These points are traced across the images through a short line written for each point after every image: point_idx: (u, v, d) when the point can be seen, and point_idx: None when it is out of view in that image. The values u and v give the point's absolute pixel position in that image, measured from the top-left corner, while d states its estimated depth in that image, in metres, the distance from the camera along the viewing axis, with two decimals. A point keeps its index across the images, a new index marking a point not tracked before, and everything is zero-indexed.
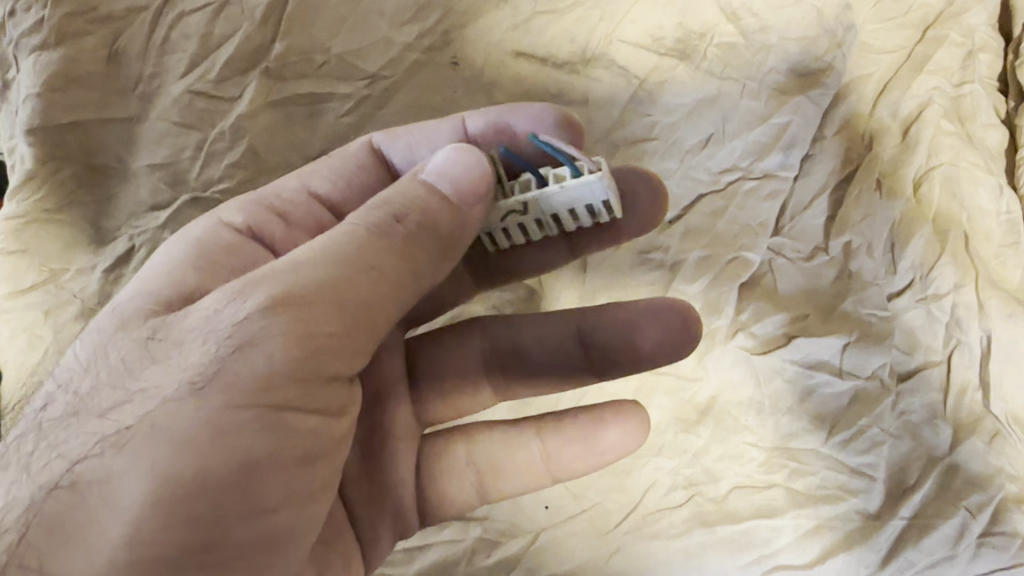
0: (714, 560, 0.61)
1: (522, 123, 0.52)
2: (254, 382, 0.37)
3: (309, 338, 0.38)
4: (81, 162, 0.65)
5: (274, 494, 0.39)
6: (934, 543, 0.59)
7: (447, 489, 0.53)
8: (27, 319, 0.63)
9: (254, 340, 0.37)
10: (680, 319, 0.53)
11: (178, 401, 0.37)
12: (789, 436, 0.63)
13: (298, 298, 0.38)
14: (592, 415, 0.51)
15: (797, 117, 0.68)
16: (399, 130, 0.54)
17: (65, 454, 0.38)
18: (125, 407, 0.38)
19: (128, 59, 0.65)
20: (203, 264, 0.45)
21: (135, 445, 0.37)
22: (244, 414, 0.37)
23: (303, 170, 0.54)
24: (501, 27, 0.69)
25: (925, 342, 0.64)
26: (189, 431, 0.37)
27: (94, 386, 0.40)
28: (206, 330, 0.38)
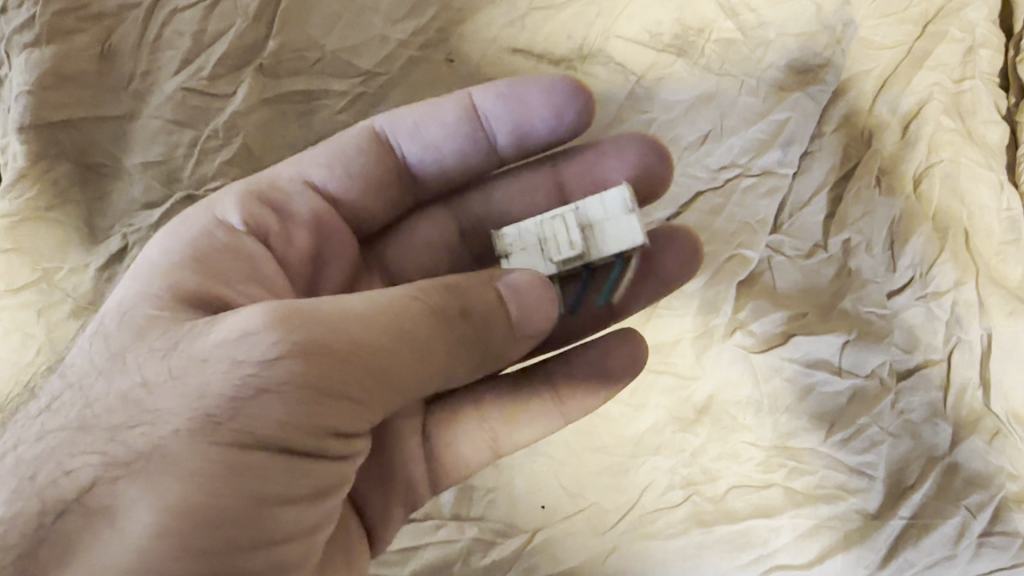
0: (711, 560, 0.60)
1: (533, 99, 0.52)
2: (276, 426, 0.37)
3: (336, 406, 0.38)
4: (74, 160, 0.65)
5: (279, 536, 0.39)
6: (934, 543, 0.59)
7: (464, 453, 0.54)
8: (20, 317, 0.63)
9: (280, 395, 0.36)
10: (687, 242, 0.55)
11: (192, 434, 0.37)
12: (787, 435, 0.63)
13: (333, 365, 0.37)
14: (598, 348, 0.53)
15: (795, 113, 0.68)
16: (402, 113, 0.53)
17: (75, 472, 0.37)
18: (135, 431, 0.37)
19: (121, 56, 0.65)
20: (209, 268, 0.44)
21: (148, 471, 0.37)
22: (261, 457, 0.37)
23: (299, 158, 0.53)
24: (498, 24, 0.69)
25: (925, 341, 0.63)
26: (205, 467, 0.37)
27: (103, 394, 0.38)
28: (224, 362, 0.37)
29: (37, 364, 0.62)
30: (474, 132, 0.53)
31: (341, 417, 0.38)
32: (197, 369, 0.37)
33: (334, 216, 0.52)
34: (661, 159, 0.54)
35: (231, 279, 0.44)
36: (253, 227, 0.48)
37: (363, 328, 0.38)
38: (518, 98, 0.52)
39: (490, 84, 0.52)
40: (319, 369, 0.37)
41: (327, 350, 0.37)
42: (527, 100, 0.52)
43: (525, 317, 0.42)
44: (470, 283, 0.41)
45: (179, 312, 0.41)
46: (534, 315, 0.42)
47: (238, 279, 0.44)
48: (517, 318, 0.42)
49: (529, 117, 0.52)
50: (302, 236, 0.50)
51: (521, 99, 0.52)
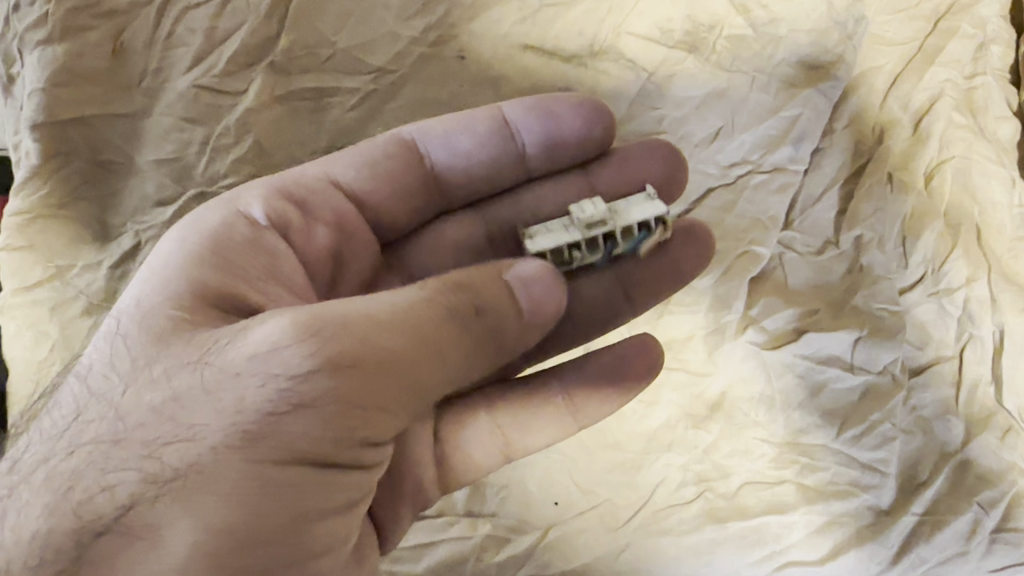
0: (725, 555, 0.60)
1: (565, 112, 0.54)
2: (310, 444, 0.37)
3: (370, 418, 0.38)
4: (87, 158, 0.65)
5: (315, 549, 0.40)
6: (947, 539, 0.59)
7: (474, 456, 0.53)
8: (33, 314, 0.63)
9: (317, 411, 0.37)
10: (705, 238, 0.55)
11: (230, 451, 0.37)
12: (799, 431, 0.63)
13: (366, 377, 0.38)
14: (613, 355, 0.54)
15: (807, 109, 0.68)
16: (430, 123, 0.54)
17: (112, 488, 0.37)
18: (173, 447, 0.37)
19: (134, 53, 0.65)
20: (231, 270, 0.43)
21: (187, 490, 0.37)
22: (299, 473, 0.38)
23: (324, 158, 0.53)
24: (510, 20, 0.68)
25: (937, 336, 0.63)
26: (245, 485, 0.37)
27: (134, 407, 0.38)
28: (258, 378, 0.37)
29: (51, 361, 0.62)
30: (504, 140, 0.54)
31: (372, 429, 0.39)
32: (231, 384, 0.37)
33: (357, 217, 0.52)
34: (676, 163, 0.56)
35: (252, 277, 0.44)
36: (274, 225, 0.47)
37: (389, 335, 0.38)
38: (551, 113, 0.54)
39: (519, 99, 0.55)
40: (352, 382, 0.37)
41: (356, 362, 0.37)
42: (559, 113, 0.54)
43: (535, 309, 0.43)
44: (477, 279, 0.42)
45: (201, 319, 0.41)
46: (542, 305, 0.43)
47: (260, 280, 0.44)
48: (528, 310, 0.43)
49: (561, 131, 0.54)
50: (322, 234, 0.50)
51: (554, 112, 0.54)
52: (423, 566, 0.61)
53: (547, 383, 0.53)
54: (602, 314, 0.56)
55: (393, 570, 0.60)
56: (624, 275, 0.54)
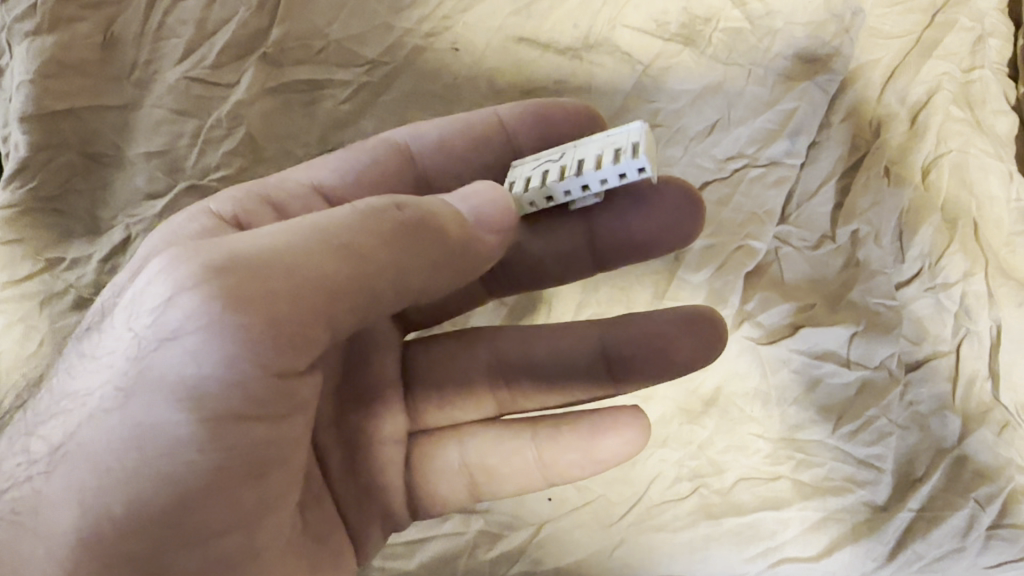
0: (719, 552, 0.60)
1: (563, 118, 0.53)
2: (185, 386, 0.36)
3: (263, 346, 0.36)
4: (77, 150, 0.64)
5: (210, 523, 0.38)
6: (943, 535, 0.59)
7: (438, 488, 0.53)
8: (22, 309, 0.62)
9: (180, 343, 0.36)
10: (712, 331, 0.53)
11: (105, 406, 0.38)
12: (795, 427, 0.62)
13: (246, 286, 0.35)
14: (591, 425, 0.50)
15: (803, 103, 0.67)
16: (425, 126, 0.54)
17: (20, 468, 0.41)
18: (62, 420, 0.40)
19: (124, 44, 0.64)
20: (173, 257, 0.44)
21: (71, 453, 0.39)
22: (161, 423, 0.36)
23: (312, 163, 0.52)
24: (503, 12, 0.68)
25: (933, 332, 0.63)
26: (113, 439, 0.37)
27: (62, 391, 0.41)
28: (131, 328, 0.38)
29: (40, 356, 0.61)
30: (500, 150, 0.53)
31: (257, 358, 0.36)
32: (116, 343, 0.39)
33: None
34: (693, 200, 0.52)
35: None
36: (241, 223, 0.47)
37: (262, 246, 0.36)
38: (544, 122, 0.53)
39: (516, 103, 0.54)
40: (206, 301, 0.35)
41: (233, 270, 0.35)
42: (559, 129, 0.53)
43: (478, 215, 0.40)
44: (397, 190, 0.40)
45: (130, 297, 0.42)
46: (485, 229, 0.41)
47: None
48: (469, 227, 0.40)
49: (557, 131, 0.53)
50: None
51: (552, 125, 0.53)
52: (416, 562, 0.60)
53: (523, 433, 0.51)
54: (577, 380, 0.54)
55: (385, 566, 0.60)
56: (606, 344, 0.53)
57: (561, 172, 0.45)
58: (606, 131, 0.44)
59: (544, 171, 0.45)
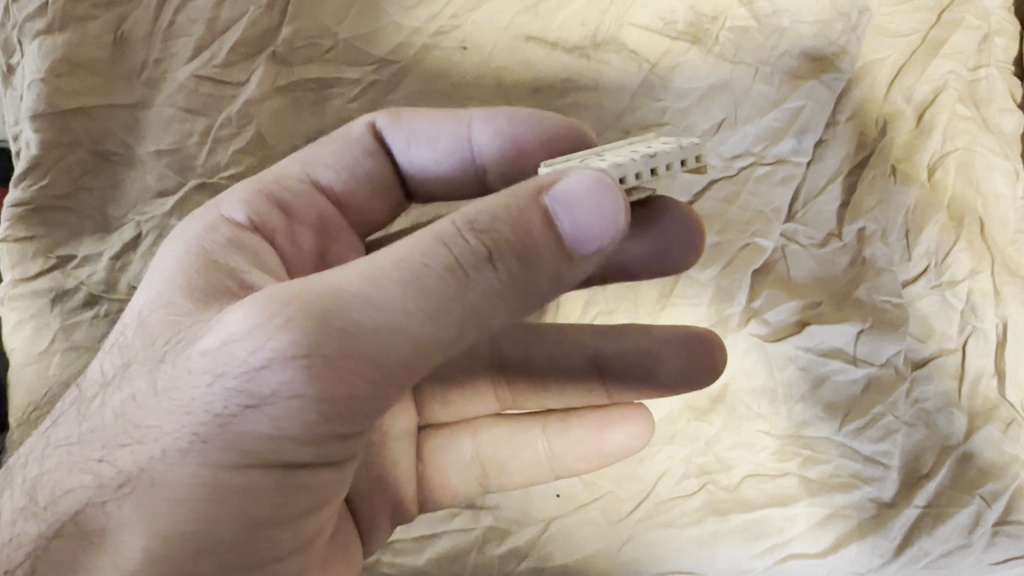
0: (726, 548, 0.60)
1: (530, 145, 0.51)
2: (262, 446, 0.36)
3: (337, 414, 0.36)
4: (87, 149, 0.64)
5: (273, 552, 0.40)
6: (948, 531, 0.59)
7: (450, 479, 0.54)
8: (35, 306, 0.63)
9: (270, 410, 0.35)
10: (713, 354, 0.54)
11: (180, 454, 0.37)
12: (802, 424, 0.63)
13: (329, 364, 0.34)
14: (601, 418, 0.53)
15: (810, 101, 0.68)
16: (402, 117, 0.52)
17: (71, 492, 0.38)
18: (127, 450, 0.37)
19: (134, 43, 0.65)
20: (222, 271, 0.42)
21: (139, 493, 0.37)
22: (245, 480, 0.37)
23: (304, 155, 0.53)
24: (511, 11, 0.68)
25: (939, 330, 0.63)
26: (193, 490, 0.37)
27: (101, 411, 0.39)
28: (210, 376, 0.36)
29: (53, 352, 0.62)
30: (463, 164, 0.52)
31: (334, 422, 0.36)
32: (186, 381, 0.37)
33: (338, 217, 0.52)
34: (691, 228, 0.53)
35: (240, 267, 0.43)
36: (256, 226, 0.47)
37: (361, 312, 0.34)
38: (513, 144, 0.51)
39: (492, 110, 0.51)
40: (306, 378, 0.34)
41: (317, 346, 0.34)
42: (523, 145, 0.51)
43: (577, 239, 0.36)
44: (499, 213, 0.35)
45: (189, 310, 0.40)
46: (589, 250, 0.36)
47: (246, 267, 0.44)
48: (570, 252, 0.36)
49: (521, 159, 0.51)
50: (306, 237, 0.50)
51: (519, 148, 0.51)
52: (424, 559, 0.61)
53: (534, 427, 0.54)
54: (567, 382, 0.55)
55: (394, 561, 0.61)
56: (599, 352, 0.54)
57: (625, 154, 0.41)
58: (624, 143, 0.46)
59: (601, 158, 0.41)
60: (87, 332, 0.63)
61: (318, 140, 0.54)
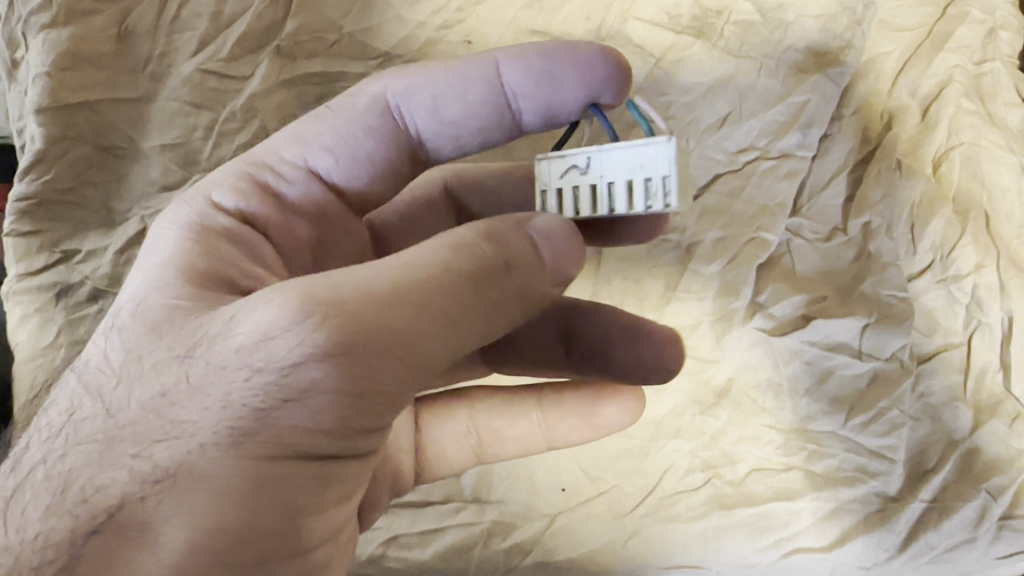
0: (732, 542, 0.60)
1: (566, 78, 0.46)
2: (297, 439, 0.34)
3: (368, 409, 0.35)
4: (92, 143, 0.64)
5: (308, 543, 0.38)
6: (954, 526, 0.59)
7: (447, 450, 0.55)
8: (39, 300, 0.62)
9: (305, 405, 0.34)
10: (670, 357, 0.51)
11: (219, 447, 0.34)
12: (807, 418, 0.62)
13: (363, 360, 0.33)
14: (592, 391, 0.52)
15: (816, 95, 0.67)
16: (416, 79, 0.48)
17: (106, 487, 0.34)
18: (162, 446, 0.34)
19: (138, 38, 0.65)
20: (224, 258, 0.41)
21: (181, 486, 0.34)
22: (291, 469, 0.35)
23: (300, 133, 0.49)
24: (515, 6, 0.68)
25: (945, 323, 0.63)
26: (235, 483, 0.34)
27: (124, 402, 0.36)
28: (246, 369, 0.34)
29: (58, 346, 0.62)
30: (497, 113, 0.48)
31: (363, 418, 0.35)
32: (218, 374, 0.34)
33: (335, 205, 0.50)
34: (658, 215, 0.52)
35: (234, 261, 0.41)
36: (247, 218, 0.45)
37: (393, 313, 0.34)
38: (548, 80, 0.47)
39: (517, 47, 0.48)
40: (342, 376, 0.33)
41: (352, 341, 0.33)
42: (560, 80, 0.47)
43: (559, 264, 0.38)
44: (507, 229, 0.37)
45: (194, 300, 0.38)
46: (565, 274, 0.38)
47: (243, 259, 0.42)
48: (555, 277, 0.38)
49: (560, 98, 0.47)
50: (302, 226, 0.48)
51: (558, 82, 0.47)
52: (430, 553, 0.61)
53: (528, 398, 0.53)
54: (537, 354, 0.54)
55: (400, 556, 0.61)
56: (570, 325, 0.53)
57: (595, 198, 0.39)
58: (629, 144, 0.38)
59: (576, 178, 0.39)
60: (91, 325, 0.63)
61: (311, 113, 0.49)
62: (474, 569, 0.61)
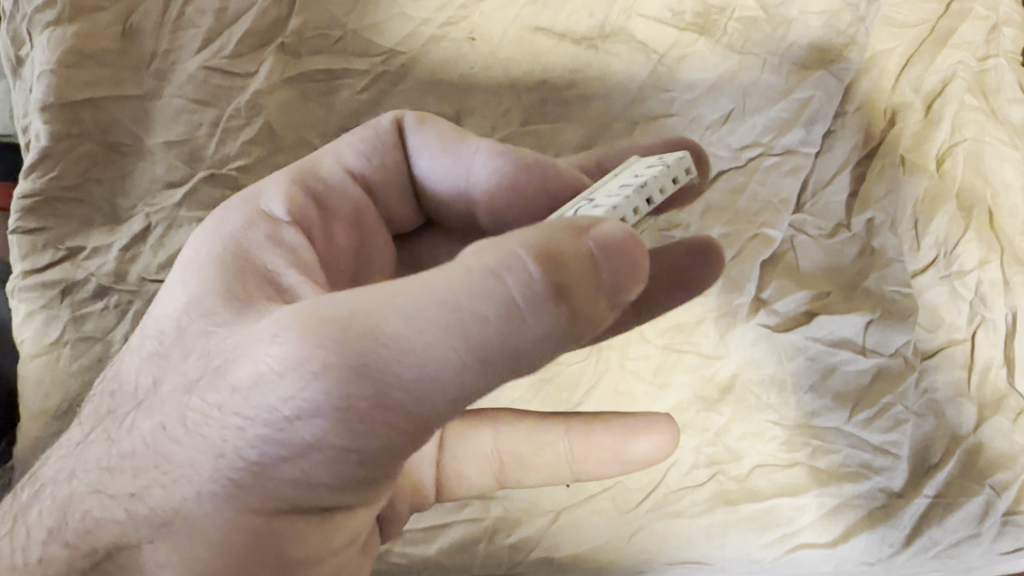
0: (736, 538, 0.60)
1: (525, 193, 0.50)
2: (291, 486, 0.37)
3: (362, 464, 0.36)
4: (97, 140, 0.64)
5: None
6: (959, 521, 0.59)
7: (466, 470, 0.55)
8: (45, 297, 0.63)
9: (298, 459, 0.36)
10: (711, 253, 0.51)
11: (214, 497, 0.38)
12: (811, 414, 0.62)
13: (358, 418, 0.34)
14: (623, 426, 0.51)
15: (819, 91, 0.67)
16: (431, 125, 0.52)
17: (101, 525, 0.40)
18: (157, 488, 0.38)
19: (143, 35, 0.65)
20: (257, 276, 0.42)
21: (175, 534, 0.38)
22: (286, 518, 0.39)
23: (336, 143, 0.52)
24: (518, 3, 0.68)
25: (948, 320, 0.63)
26: (226, 531, 0.38)
27: (131, 430, 0.40)
28: (241, 420, 0.36)
29: (63, 342, 0.62)
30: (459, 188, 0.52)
31: (359, 469, 0.37)
32: (218, 420, 0.37)
33: (371, 208, 0.52)
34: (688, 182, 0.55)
35: (270, 275, 0.42)
36: (300, 221, 0.46)
37: (393, 363, 0.33)
38: (508, 188, 0.51)
39: (512, 151, 0.51)
40: (335, 434, 0.35)
41: (351, 396, 0.34)
42: (520, 193, 0.50)
43: (619, 282, 0.34)
44: (563, 245, 0.33)
45: (223, 325, 0.39)
46: (632, 291, 0.34)
47: (276, 274, 0.42)
48: (613, 295, 0.34)
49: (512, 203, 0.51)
50: (340, 234, 0.49)
51: (515, 188, 0.50)
52: (435, 549, 0.61)
53: (557, 429, 0.53)
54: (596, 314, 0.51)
55: (405, 552, 0.61)
56: None
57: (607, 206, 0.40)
58: (619, 173, 0.43)
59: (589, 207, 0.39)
60: (98, 322, 0.63)
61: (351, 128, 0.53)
62: (479, 565, 0.61)
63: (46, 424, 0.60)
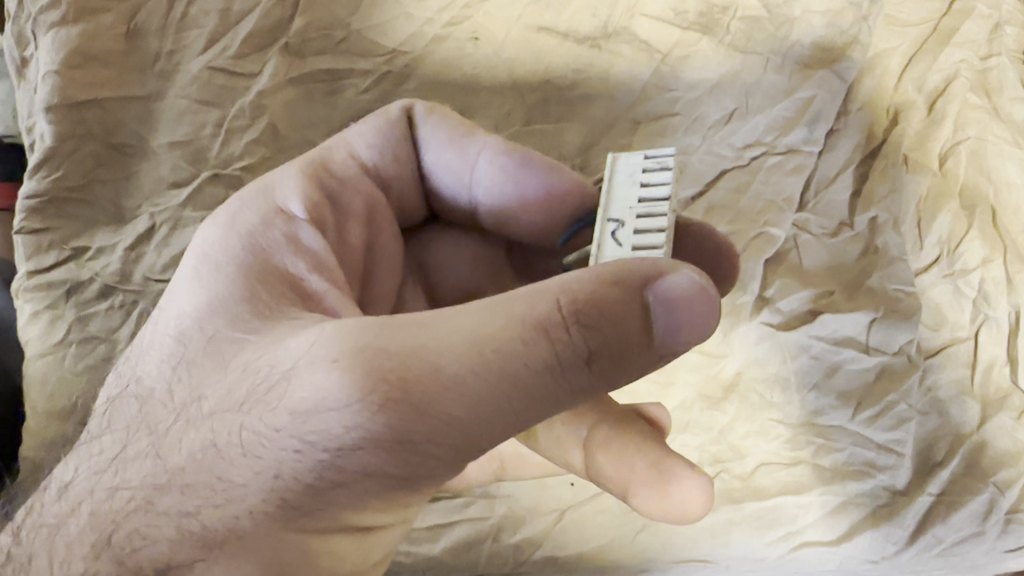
0: (740, 537, 0.60)
1: (532, 195, 0.50)
2: (342, 513, 0.38)
3: (410, 489, 0.38)
4: (102, 141, 0.65)
5: None
6: (963, 519, 0.59)
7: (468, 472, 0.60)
8: (50, 297, 0.62)
9: (354, 485, 0.37)
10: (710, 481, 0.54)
11: (268, 517, 0.37)
12: (815, 413, 0.62)
13: (419, 445, 0.36)
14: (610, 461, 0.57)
15: (821, 91, 0.68)
16: (442, 128, 0.53)
17: (150, 543, 0.38)
18: (211, 505, 0.38)
19: (148, 36, 0.66)
20: (286, 284, 0.43)
21: (229, 553, 0.38)
22: (329, 541, 0.39)
23: (348, 135, 0.53)
24: (522, 3, 0.69)
25: (952, 318, 0.63)
26: (275, 554, 0.38)
27: (177, 442, 0.39)
28: (301, 444, 0.36)
29: (66, 343, 0.61)
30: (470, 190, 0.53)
31: (404, 494, 0.39)
32: (273, 442, 0.37)
33: (383, 202, 0.52)
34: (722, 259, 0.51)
35: (299, 288, 0.43)
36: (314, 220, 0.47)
37: (449, 399, 0.35)
38: (516, 190, 0.51)
39: (516, 154, 0.51)
40: (395, 460, 0.36)
41: (414, 422, 0.35)
42: (527, 194, 0.51)
43: (669, 334, 0.37)
44: (610, 299, 0.36)
45: (261, 336, 0.40)
46: (673, 345, 0.37)
47: (304, 282, 0.44)
48: (657, 346, 0.37)
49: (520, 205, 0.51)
50: (354, 229, 0.50)
51: (524, 191, 0.51)
52: (438, 549, 0.61)
53: None
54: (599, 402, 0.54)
55: (409, 551, 0.60)
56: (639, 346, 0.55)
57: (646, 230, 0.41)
58: (610, 179, 0.43)
59: (631, 234, 0.41)
60: (101, 323, 0.62)
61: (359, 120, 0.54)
62: (484, 563, 0.61)
63: (47, 426, 0.59)
